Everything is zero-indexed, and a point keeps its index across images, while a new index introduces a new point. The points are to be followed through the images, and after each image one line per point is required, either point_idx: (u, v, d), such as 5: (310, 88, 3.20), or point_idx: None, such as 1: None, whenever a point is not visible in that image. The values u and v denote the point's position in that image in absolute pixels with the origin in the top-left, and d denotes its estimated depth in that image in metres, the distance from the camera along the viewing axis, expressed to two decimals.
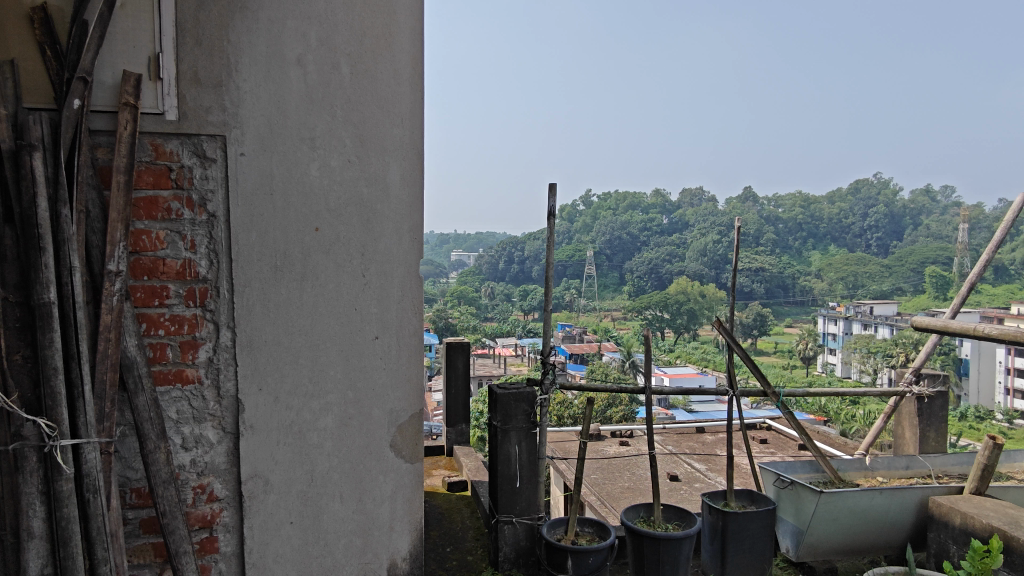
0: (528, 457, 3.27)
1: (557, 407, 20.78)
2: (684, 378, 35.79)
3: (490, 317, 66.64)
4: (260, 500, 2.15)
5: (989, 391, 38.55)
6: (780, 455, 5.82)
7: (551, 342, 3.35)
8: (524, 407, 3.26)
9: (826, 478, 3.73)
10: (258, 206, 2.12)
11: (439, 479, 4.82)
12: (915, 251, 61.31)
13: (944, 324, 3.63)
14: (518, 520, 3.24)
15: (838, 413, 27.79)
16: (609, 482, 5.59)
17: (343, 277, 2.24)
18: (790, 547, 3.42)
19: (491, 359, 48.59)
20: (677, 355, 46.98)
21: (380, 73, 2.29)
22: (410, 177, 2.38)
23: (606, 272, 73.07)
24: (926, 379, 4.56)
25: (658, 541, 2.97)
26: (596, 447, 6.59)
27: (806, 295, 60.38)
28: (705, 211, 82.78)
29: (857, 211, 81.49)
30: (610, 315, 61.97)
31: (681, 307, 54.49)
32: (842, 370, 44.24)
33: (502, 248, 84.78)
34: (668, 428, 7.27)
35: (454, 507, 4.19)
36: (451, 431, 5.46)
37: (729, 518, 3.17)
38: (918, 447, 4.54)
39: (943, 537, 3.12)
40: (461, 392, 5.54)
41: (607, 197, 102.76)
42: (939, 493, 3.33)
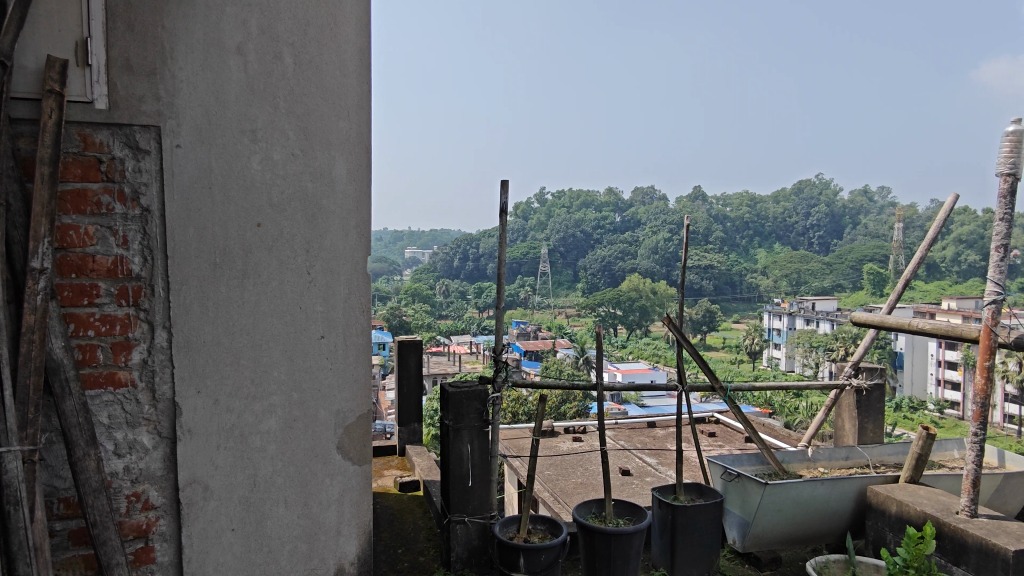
0: (480, 456, 3.24)
1: (511, 404, 20.84)
2: (637, 374, 36.37)
3: (444, 315, 66.16)
4: (200, 505, 2.06)
5: (922, 382, 40.29)
6: (727, 447, 5.96)
7: (503, 340, 3.32)
8: (476, 405, 3.23)
9: (770, 470, 3.83)
10: (195, 201, 2.03)
11: (390, 480, 4.75)
12: (854, 249, 64.26)
13: (881, 319, 3.76)
14: (469, 520, 3.22)
15: (782, 406, 28.65)
16: (562, 478, 5.62)
17: (287, 275, 2.17)
18: (736, 538, 3.50)
19: (446, 358, 48.22)
20: (630, 352, 47.63)
21: (325, 62, 2.22)
22: (357, 173, 2.30)
23: (560, 270, 73.65)
24: (864, 372, 4.74)
25: (609, 536, 2.99)
26: (550, 443, 6.60)
27: (753, 293, 62.10)
28: (657, 210, 84.38)
29: (800, 210, 84.35)
30: (564, 313, 62.41)
31: (633, 304, 55.11)
32: (786, 364, 45.85)
33: (458, 246, 84.39)
34: (621, 423, 7.34)
35: (406, 507, 4.15)
36: (403, 430, 5.40)
37: (678, 512, 3.21)
38: (857, 437, 4.69)
39: (881, 524, 3.24)
40: (413, 392, 5.42)
41: (561, 196, 103.51)
42: (876, 482, 3.45)
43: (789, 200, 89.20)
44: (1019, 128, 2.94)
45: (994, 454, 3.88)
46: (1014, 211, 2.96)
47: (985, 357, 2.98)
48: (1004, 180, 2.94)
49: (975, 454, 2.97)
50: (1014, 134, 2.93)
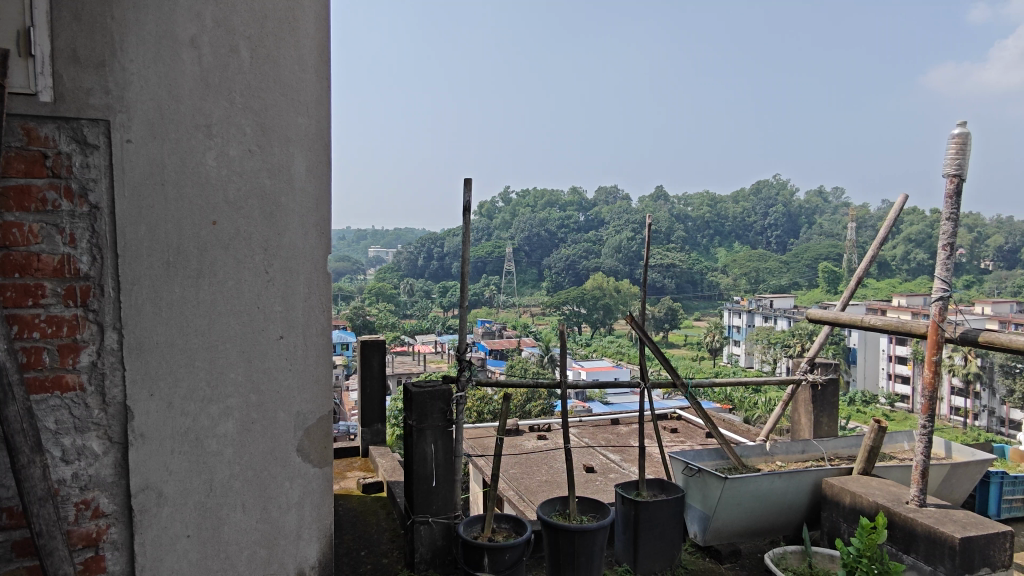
0: (443, 457, 3.23)
1: (476, 404, 20.76)
2: (601, 372, 36.66)
3: (409, 315, 65.55)
4: (154, 512, 2.00)
5: (874, 376, 41.65)
6: (688, 443, 6.04)
7: (467, 339, 3.31)
8: (440, 405, 3.21)
9: (729, 464, 3.90)
10: (147, 198, 1.97)
11: (353, 482, 4.70)
12: (810, 248, 66.16)
13: (836, 316, 3.86)
14: (433, 521, 3.20)
15: (742, 401, 29.17)
16: (527, 476, 5.60)
17: (244, 273, 2.11)
18: (698, 532, 3.56)
19: (410, 357, 47.79)
20: (594, 350, 47.93)
21: (282, 55, 2.17)
22: (317, 169, 2.25)
23: (525, 268, 73.80)
24: (820, 368, 4.85)
25: (574, 533, 3.00)
26: (514, 441, 6.59)
27: (714, 291, 63.26)
28: (620, 209, 85.26)
29: (759, 210, 86.13)
30: (529, 312, 62.40)
31: (597, 303, 55.52)
32: (746, 360, 46.77)
33: (422, 245, 83.72)
34: (585, 420, 7.37)
35: (369, 509, 4.10)
36: (366, 431, 5.36)
37: (641, 507, 3.24)
38: (812, 431, 4.81)
39: (835, 515, 3.33)
40: (376, 392, 5.32)
41: (525, 195, 103.54)
42: (832, 475, 3.55)
43: (748, 200, 91.20)
44: (965, 130, 3.06)
45: (942, 445, 4.02)
46: (960, 210, 3.06)
47: (934, 352, 3.08)
48: (950, 182, 3.05)
49: (923, 446, 3.07)
50: (961, 135, 3.04)
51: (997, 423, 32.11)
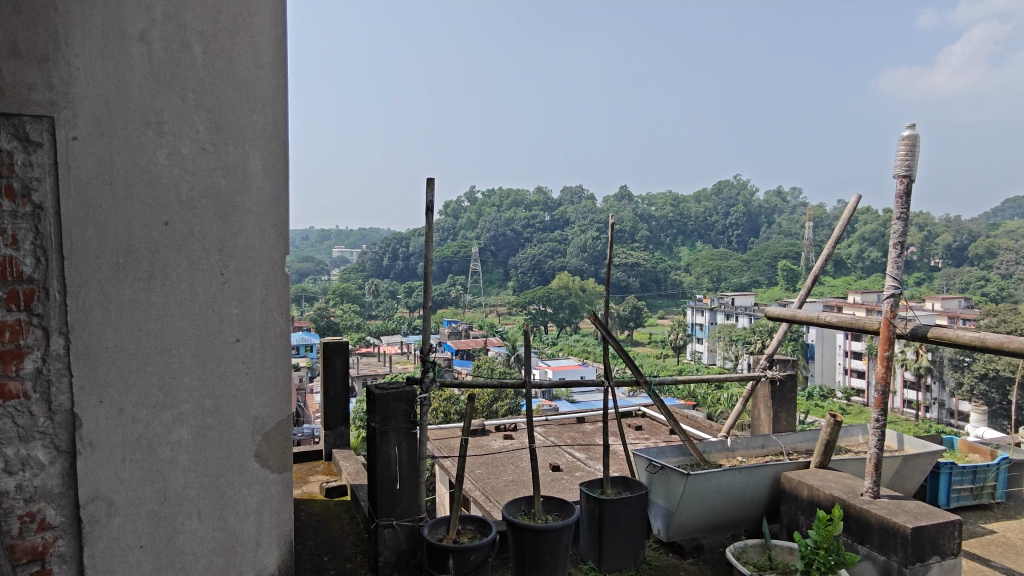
0: (408, 458, 3.19)
1: (442, 404, 20.65)
2: (567, 370, 36.85)
3: (374, 315, 64.94)
4: (104, 522, 1.92)
5: (831, 371, 42.71)
6: (652, 440, 6.12)
7: (431, 340, 3.28)
8: (404, 407, 3.17)
9: (691, 460, 3.96)
10: (94, 196, 1.90)
11: (316, 486, 4.63)
12: (770, 247, 67.70)
13: (792, 314, 3.96)
14: (398, 523, 3.17)
15: (705, 398, 29.58)
16: (494, 476, 5.59)
17: (199, 275, 2.06)
18: (661, 528, 3.60)
19: (376, 358, 47.33)
20: (560, 349, 48.13)
21: (238, 52, 2.12)
22: (274, 168, 2.21)
23: (491, 268, 73.79)
24: (778, 364, 4.96)
25: (538, 533, 3.00)
26: (480, 441, 6.58)
27: (677, 289, 64.09)
28: (585, 209, 85.82)
29: (720, 210, 87.63)
30: (495, 312, 62.34)
31: (563, 302, 55.62)
32: (708, 357, 47.55)
33: (387, 245, 82.99)
34: (550, 419, 7.39)
35: (332, 514, 4.04)
36: (330, 434, 5.29)
37: (605, 505, 3.27)
38: (771, 426, 4.91)
39: (794, 508, 3.41)
40: (339, 394, 5.22)
41: (491, 194, 103.43)
42: (790, 468, 3.63)
43: (709, 200, 92.81)
44: (914, 132, 3.15)
45: (894, 437, 4.15)
46: (910, 209, 3.16)
47: (885, 348, 3.18)
48: (900, 182, 3.14)
49: (877, 439, 3.15)
50: (910, 137, 3.14)
51: (946, 415, 33.17)
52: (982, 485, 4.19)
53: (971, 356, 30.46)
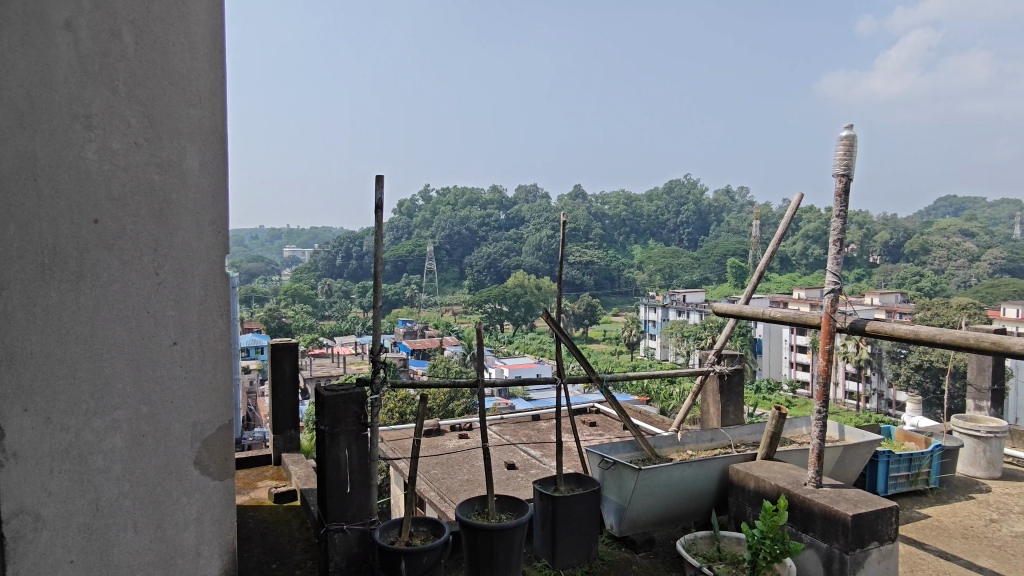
0: (358, 462, 3.13)
1: (398, 404, 20.47)
2: (523, 368, 36.94)
3: (328, 316, 63.74)
4: (30, 539, 1.82)
5: (777, 365, 44.04)
6: (607, 436, 6.18)
7: (381, 340, 3.22)
8: (354, 408, 3.11)
9: (643, 455, 4.01)
10: (15, 193, 1.79)
11: (264, 492, 4.51)
12: (719, 245, 69.39)
13: (739, 310, 4.05)
14: (349, 527, 3.10)
15: (658, 393, 29.84)
16: (449, 476, 5.53)
17: (132, 276, 1.96)
18: (614, 523, 3.64)
19: (330, 360, 46.49)
20: (516, 347, 48.21)
21: (172, 43, 2.04)
22: (212, 164, 2.14)
23: (447, 268, 73.47)
24: (727, 359, 5.07)
25: (492, 532, 2.99)
26: (435, 442, 6.51)
27: (630, 286, 65.05)
28: (540, 207, 86.31)
29: (672, 208, 89.26)
30: (451, 310, 61.99)
31: (518, 300, 55.58)
32: (661, 353, 48.38)
33: (340, 244, 81.61)
34: (505, 419, 7.37)
35: (281, 520, 3.95)
36: (279, 438, 5.16)
37: (558, 502, 3.28)
38: (720, 420, 5.01)
39: (741, 500, 3.48)
40: (288, 397, 5.07)
41: (446, 193, 102.86)
42: (738, 460, 3.71)
43: (660, 199, 94.52)
44: (852, 132, 3.26)
45: (835, 428, 4.29)
46: (849, 208, 3.27)
47: (826, 341, 3.28)
48: (840, 182, 3.24)
49: (819, 429, 3.25)
50: (848, 137, 3.25)
51: (885, 404, 34.79)
52: (917, 472, 4.38)
53: (907, 348, 31.71)
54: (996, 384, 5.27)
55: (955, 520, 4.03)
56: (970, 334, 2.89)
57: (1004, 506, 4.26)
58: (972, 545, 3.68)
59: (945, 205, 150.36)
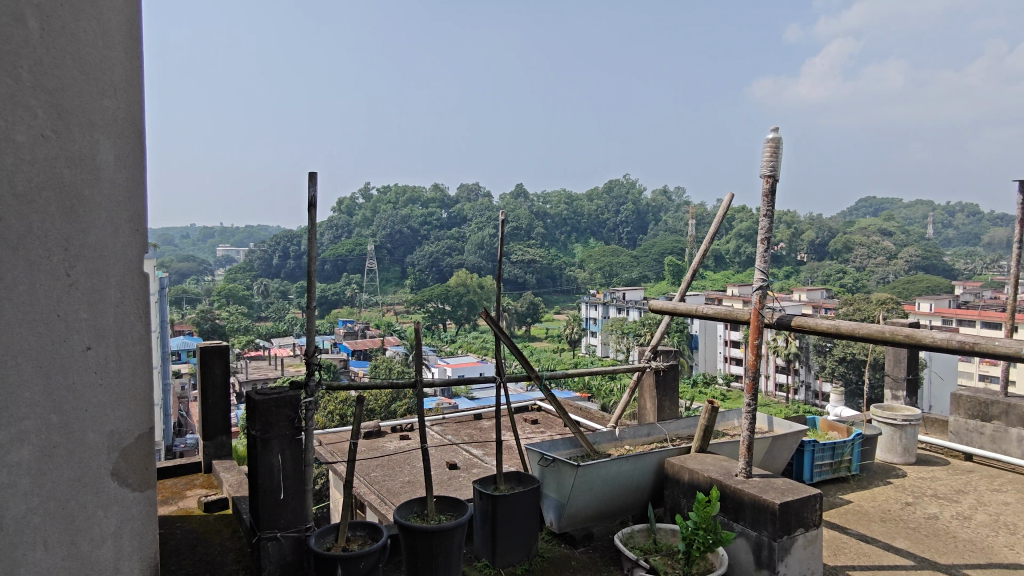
0: (292, 467, 3.05)
1: (338, 406, 20.09)
2: (466, 367, 36.80)
3: (265, 318, 61.77)
4: None
5: (712, 360, 45.46)
6: (548, 433, 6.23)
7: (316, 341, 3.13)
8: (287, 412, 3.02)
9: (582, 452, 4.05)
10: None
11: (194, 502, 4.32)
12: (657, 244, 71.13)
13: (675, 306, 4.14)
14: (282, 535, 3.02)
15: (599, 389, 30.22)
16: (389, 478, 5.43)
17: (39, 276, 1.82)
18: (553, 520, 3.66)
19: (266, 363, 45.02)
20: (458, 346, 47.99)
21: (83, 30, 1.93)
22: (127, 160, 2.05)
23: (388, 267, 72.52)
24: (662, 355, 5.19)
25: (431, 534, 2.96)
26: (375, 444, 6.41)
27: (571, 285, 65.68)
28: (482, 206, 86.31)
29: (612, 208, 90.83)
30: (393, 310, 61.13)
31: (461, 300, 55.23)
32: (602, 350, 49.20)
33: (277, 243, 79.28)
34: (446, 418, 7.32)
35: (211, 530, 3.81)
36: (209, 445, 4.97)
37: (498, 502, 3.27)
38: (655, 415, 5.14)
39: (676, 493, 3.57)
40: (218, 402, 4.84)
41: (386, 191, 101.52)
42: (672, 454, 3.79)
43: (601, 199, 96.01)
44: (777, 135, 3.38)
45: (765, 419, 4.45)
46: (776, 208, 3.39)
47: (755, 336, 3.39)
48: (766, 182, 3.37)
49: (748, 421, 3.36)
50: (774, 140, 3.36)
51: (812, 396, 36.57)
52: (840, 459, 4.59)
53: (831, 342, 33.38)
54: (910, 373, 5.60)
55: (875, 504, 4.25)
56: (885, 327, 3.06)
57: (918, 488, 4.54)
58: (889, 528, 3.90)
59: (865, 206, 159.18)
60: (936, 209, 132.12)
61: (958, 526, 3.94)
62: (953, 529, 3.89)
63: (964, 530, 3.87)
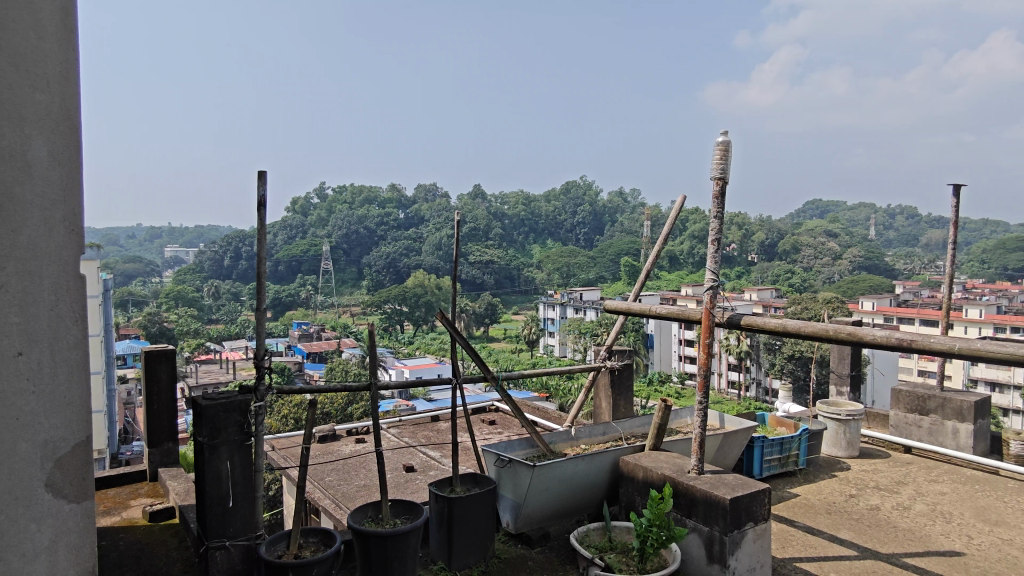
0: (241, 473, 2.97)
1: (293, 410, 19.67)
2: (424, 369, 36.49)
3: (215, 320, 59.98)
4: None
5: (667, 358, 46.25)
6: (505, 433, 6.24)
7: (267, 344, 3.04)
8: (236, 418, 2.94)
9: (538, 452, 4.08)
10: None
11: (139, 511, 4.17)
12: (613, 245, 71.99)
13: (629, 306, 4.19)
14: (232, 543, 2.94)
15: (557, 389, 30.33)
16: (345, 483, 5.34)
17: None
18: (510, 520, 3.66)
19: (216, 366, 43.67)
20: (416, 347, 47.58)
21: (11, 20, 1.85)
22: (60, 156, 1.95)
23: (344, 268, 71.42)
24: (617, 354, 5.25)
25: (385, 539, 2.92)
26: (331, 448, 6.29)
27: (529, 285, 65.91)
28: (439, 207, 85.93)
29: (569, 209, 91.62)
30: (350, 312, 60.13)
31: (418, 300, 54.69)
32: (559, 350, 49.47)
33: (228, 243, 77.12)
34: (403, 420, 7.24)
35: (157, 540, 3.68)
36: (155, 452, 4.80)
37: (454, 503, 3.25)
38: (611, 414, 5.20)
39: (631, 490, 3.62)
40: (165, 407, 4.65)
41: (342, 191, 100.00)
42: (627, 453, 3.83)
43: (558, 200, 96.57)
44: (726, 138, 3.46)
45: (716, 416, 4.55)
46: (726, 211, 3.47)
47: (707, 336, 3.45)
48: (716, 184, 3.43)
49: (701, 419, 3.42)
50: (723, 144, 3.44)
51: (762, 392, 37.59)
52: (788, 454, 4.73)
53: (781, 340, 34.33)
54: (853, 370, 5.79)
55: (820, 496, 4.40)
56: (829, 326, 3.17)
57: (861, 481, 4.70)
58: (834, 519, 4.03)
59: (812, 209, 164.74)
60: (877, 212, 137.86)
61: (898, 515, 4.11)
62: (895, 519, 4.05)
63: (904, 519, 4.04)
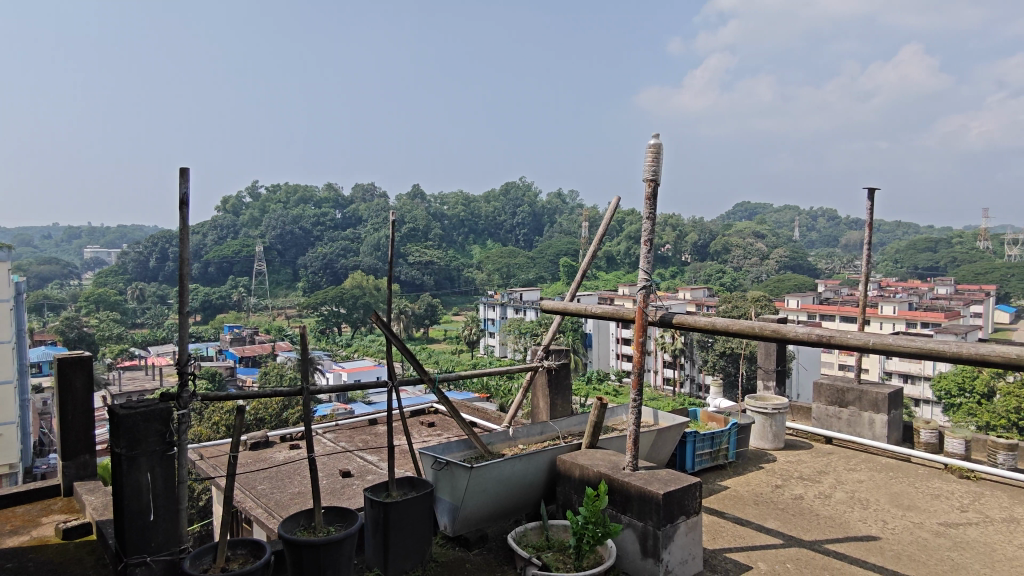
0: (163, 485, 2.83)
1: (224, 417, 18.97)
2: (362, 371, 35.80)
3: (139, 325, 57.00)
4: None
5: (606, 357, 47.04)
6: (444, 435, 6.20)
7: (190, 350, 2.88)
8: (157, 427, 2.79)
9: (476, 453, 4.06)
10: None
11: (51, 529, 3.91)
12: (552, 245, 72.70)
13: (565, 306, 4.22)
14: (153, 558, 2.79)
15: (498, 389, 30.35)
16: (279, 490, 5.16)
17: None
18: (447, 523, 3.64)
19: (141, 373, 41.50)
20: (355, 351, 46.63)
21: None
22: None
23: (278, 269, 69.29)
24: (554, 354, 5.29)
25: (318, 547, 2.84)
26: (263, 455, 6.09)
27: (469, 286, 65.77)
28: (377, 207, 84.61)
29: (509, 210, 92.00)
30: (285, 313, 58.40)
31: (356, 302, 53.66)
32: (499, 350, 49.53)
33: (154, 243, 73.53)
34: (339, 425, 7.07)
35: (70, 559, 3.46)
36: (69, 465, 4.51)
37: (390, 507, 3.20)
38: (549, 413, 5.24)
39: (568, 488, 3.65)
40: (78, 417, 4.35)
41: (276, 190, 96.97)
42: (564, 452, 3.86)
43: (497, 200, 96.71)
44: (658, 142, 3.54)
45: (650, 414, 4.65)
46: (658, 212, 3.54)
47: (641, 334, 3.52)
48: (649, 185, 3.51)
49: (634, 416, 3.48)
50: (655, 146, 3.52)
51: (696, 388, 38.76)
52: (718, 448, 4.88)
53: (713, 338, 35.48)
54: (779, 365, 6.04)
55: (748, 488, 4.56)
56: (756, 325, 3.28)
57: (786, 471, 4.90)
58: (761, 510, 4.18)
59: (741, 209, 171.26)
60: (801, 215, 144.60)
61: (819, 503, 4.31)
62: (816, 507, 4.24)
63: (825, 507, 4.24)
